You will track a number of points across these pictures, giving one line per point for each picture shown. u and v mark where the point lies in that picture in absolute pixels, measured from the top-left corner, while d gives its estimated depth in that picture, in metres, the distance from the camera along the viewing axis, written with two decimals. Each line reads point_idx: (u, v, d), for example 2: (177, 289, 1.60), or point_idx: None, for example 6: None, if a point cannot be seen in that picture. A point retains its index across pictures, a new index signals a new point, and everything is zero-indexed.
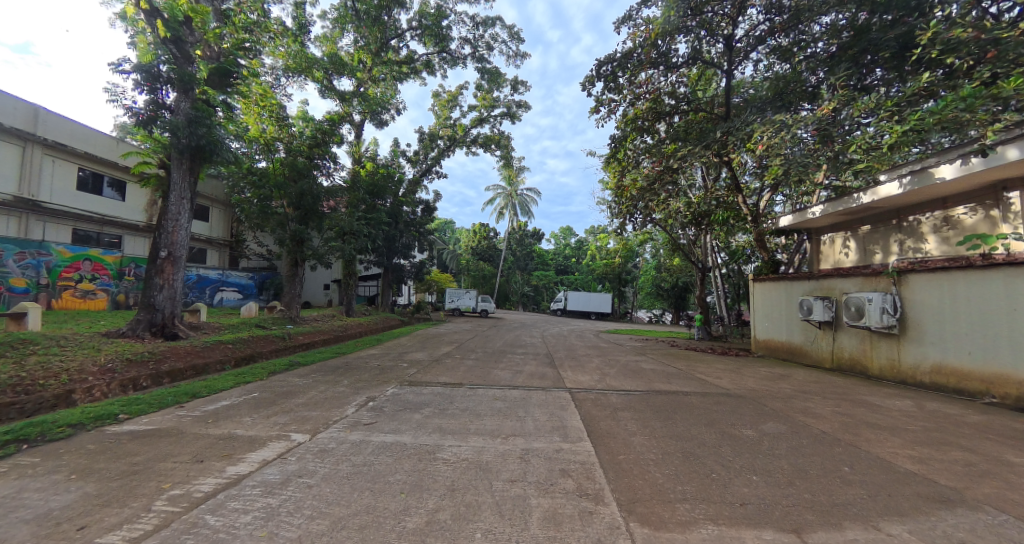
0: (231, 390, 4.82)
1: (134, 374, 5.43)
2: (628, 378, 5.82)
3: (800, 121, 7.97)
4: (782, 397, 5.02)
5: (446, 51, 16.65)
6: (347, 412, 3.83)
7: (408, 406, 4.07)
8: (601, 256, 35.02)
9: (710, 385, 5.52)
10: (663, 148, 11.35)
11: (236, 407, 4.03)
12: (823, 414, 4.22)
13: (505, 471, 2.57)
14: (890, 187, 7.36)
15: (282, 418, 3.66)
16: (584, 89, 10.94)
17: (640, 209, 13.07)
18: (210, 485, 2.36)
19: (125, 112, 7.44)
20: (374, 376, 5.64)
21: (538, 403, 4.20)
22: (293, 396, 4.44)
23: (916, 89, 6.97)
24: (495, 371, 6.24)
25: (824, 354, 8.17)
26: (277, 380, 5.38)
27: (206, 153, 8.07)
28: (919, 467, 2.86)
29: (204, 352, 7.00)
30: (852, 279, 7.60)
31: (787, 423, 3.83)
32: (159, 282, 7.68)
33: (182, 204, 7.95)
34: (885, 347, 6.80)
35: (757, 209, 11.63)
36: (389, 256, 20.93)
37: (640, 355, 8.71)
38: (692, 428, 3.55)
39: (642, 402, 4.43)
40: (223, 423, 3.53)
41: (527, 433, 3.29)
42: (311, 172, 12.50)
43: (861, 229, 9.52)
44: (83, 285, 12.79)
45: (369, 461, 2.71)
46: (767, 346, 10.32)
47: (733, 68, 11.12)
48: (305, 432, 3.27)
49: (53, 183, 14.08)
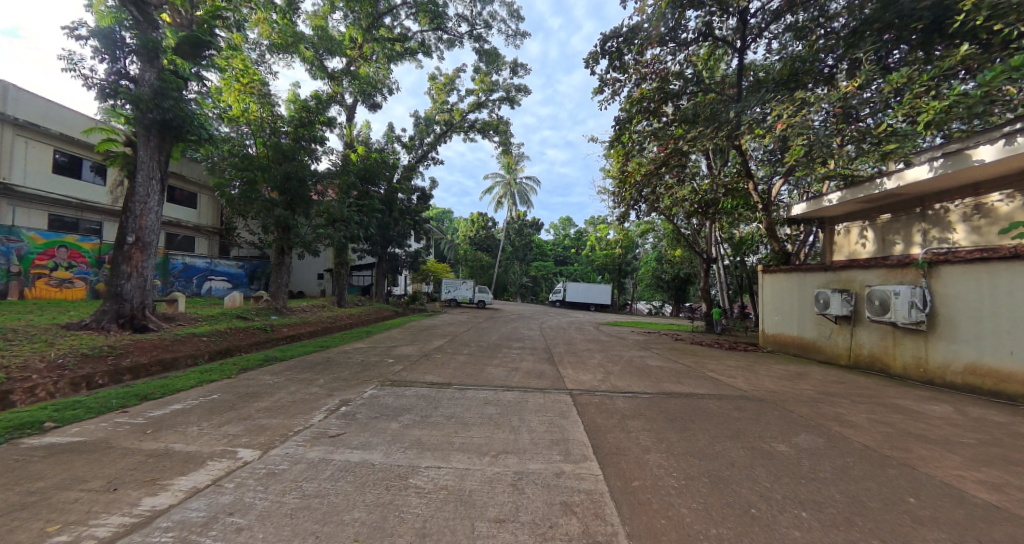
0: (189, 390, 4.28)
1: (88, 371, 4.88)
2: (635, 377, 5.30)
3: (826, 97, 7.28)
4: (806, 401, 4.50)
5: (442, 30, 15.84)
6: (313, 420, 3.30)
7: (386, 412, 3.54)
8: (602, 247, 34.54)
9: (725, 385, 5.00)
10: (670, 131, 10.73)
11: (186, 413, 3.48)
12: (859, 423, 3.70)
13: (492, 505, 2.05)
14: (919, 170, 6.83)
15: (233, 428, 3.12)
16: (587, 68, 10.27)
17: (644, 197, 12.48)
18: (112, 528, 1.83)
19: (81, 82, 6.71)
20: (354, 373, 5.10)
21: (534, 409, 3.68)
22: (257, 399, 3.91)
23: (956, 63, 6.29)
24: (489, 368, 5.71)
25: (841, 350, 7.67)
26: (247, 379, 4.85)
27: (175, 130, 7.36)
28: (999, 496, 2.34)
29: (174, 346, 6.44)
30: (874, 270, 7.08)
31: (824, 435, 3.31)
32: (127, 270, 7.09)
33: (150, 184, 7.30)
34: (910, 344, 6.30)
35: (769, 197, 11.07)
36: (384, 245, 20.32)
37: (644, 351, 8.21)
38: (716, 442, 3.02)
39: (652, 407, 3.91)
40: (163, 434, 2.99)
41: (520, 449, 2.76)
42: (299, 155, 11.70)
43: (881, 219, 8.96)
44: (58, 273, 12.18)
45: (324, 490, 2.18)
46: (777, 340, 9.85)
47: (745, 47, 10.48)
48: (256, 447, 2.75)
49: (26, 165, 13.32)
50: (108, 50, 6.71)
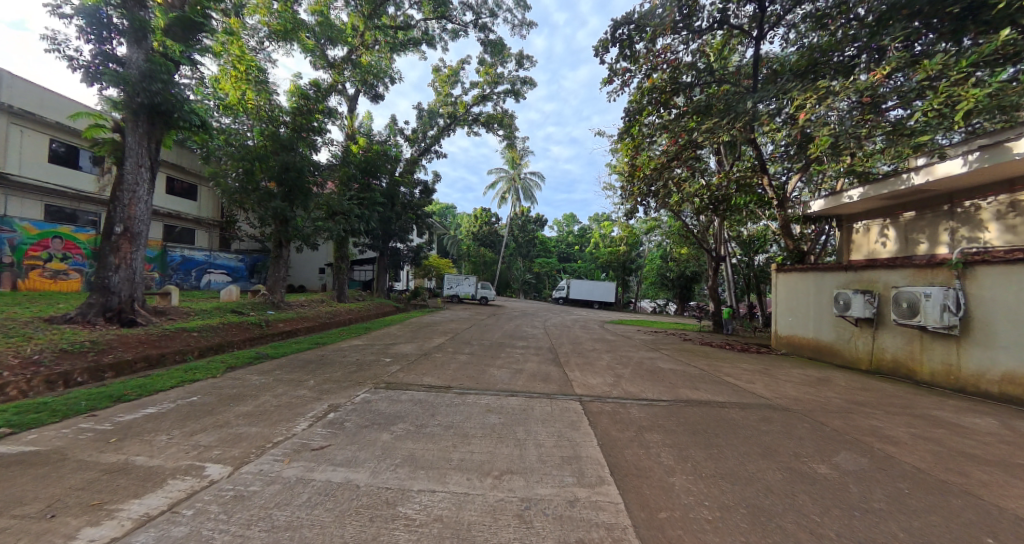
0: (168, 391, 3.96)
1: (65, 369, 4.58)
2: (647, 382, 4.96)
3: (852, 86, 6.83)
4: (836, 411, 4.13)
5: (447, 19, 15.41)
6: (296, 429, 2.98)
7: (378, 420, 3.21)
8: (606, 244, 34.08)
9: (746, 392, 4.64)
10: (683, 123, 10.16)
11: (159, 418, 3.16)
12: (901, 439, 3.33)
13: (495, 543, 1.72)
14: (951, 164, 6.41)
15: (206, 438, 2.80)
16: (597, 56, 9.84)
17: (653, 192, 12.09)
18: None
19: (66, 63, 6.38)
20: (346, 374, 4.78)
21: (541, 419, 3.34)
22: (240, 403, 3.59)
23: (997, 49, 5.82)
24: (492, 370, 5.37)
25: (862, 355, 7.29)
26: (232, 378, 4.53)
27: (165, 115, 7.02)
28: None
29: (161, 342, 6.13)
30: (901, 270, 6.68)
31: (866, 454, 2.95)
32: (114, 262, 6.79)
33: (140, 172, 6.99)
34: (939, 349, 5.92)
35: (785, 192, 10.65)
36: (385, 239, 20.00)
37: (654, 352, 7.83)
38: (747, 461, 2.68)
39: (670, 416, 3.58)
40: (127, 444, 2.67)
41: (527, 469, 2.42)
42: (298, 146, 11.29)
43: (904, 216, 8.55)
44: (52, 264, 11.95)
45: (295, 522, 1.84)
46: (791, 342, 9.47)
47: (762, 36, 10.01)
48: (227, 463, 2.42)
49: (22, 155, 13.05)
50: (94, 30, 6.36)
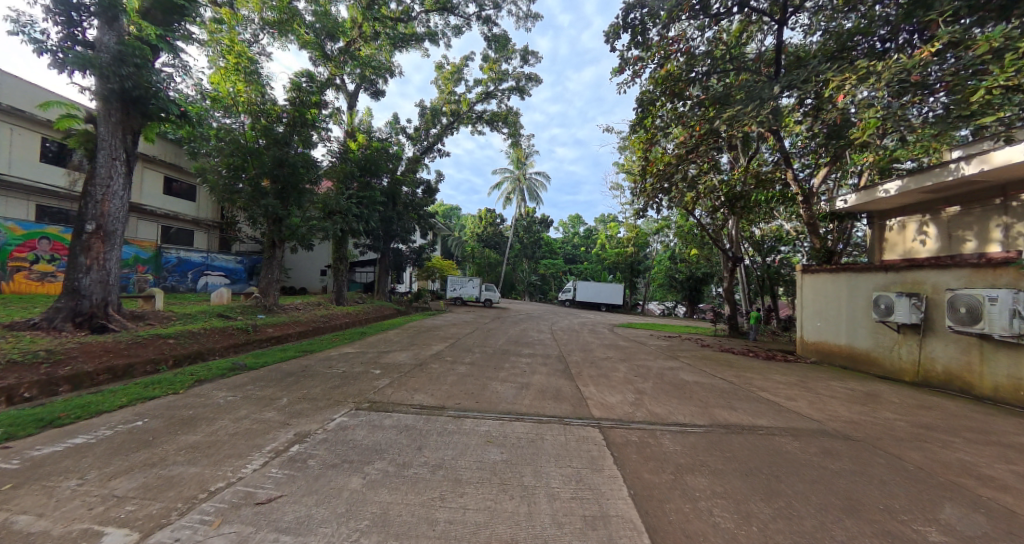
0: (115, 413, 3.38)
1: (9, 383, 3.99)
2: (673, 399, 4.31)
3: (896, 63, 6.09)
4: (907, 439, 3.44)
5: (449, 12, 14.82)
6: (245, 470, 2.36)
7: (351, 457, 2.57)
8: (613, 245, 33.23)
9: (791, 413, 3.98)
10: (699, 112, 9.45)
11: (82, 453, 2.57)
12: (1009, 482, 2.64)
13: None
14: (1012, 151, 5.66)
15: (127, 484, 2.19)
16: (607, 43, 9.21)
17: (667, 189, 11.36)
18: None
19: (31, 46, 5.86)
20: (327, 390, 4.18)
21: (555, 455, 2.69)
22: (191, 429, 3.00)
23: None
24: (494, 384, 4.74)
25: (906, 365, 6.55)
26: (196, 395, 3.94)
27: (140, 103, 6.49)
28: None
29: (131, 350, 5.56)
30: (955, 271, 5.95)
31: (978, 505, 2.28)
32: (85, 262, 6.26)
33: (114, 165, 6.47)
34: (1004, 361, 5.20)
35: (811, 188, 9.86)
36: (386, 240, 19.47)
37: (673, 361, 7.17)
38: (830, 521, 2.02)
39: (711, 449, 2.92)
40: (19, 495, 2.06)
41: (537, 538, 1.77)
42: (291, 140, 10.73)
43: (947, 211, 7.80)
44: (39, 266, 11.57)
45: None
46: (819, 349, 8.74)
47: (785, 21, 9.25)
48: (136, 528, 1.80)
49: (10, 153, 12.74)
50: (62, 10, 5.84)
